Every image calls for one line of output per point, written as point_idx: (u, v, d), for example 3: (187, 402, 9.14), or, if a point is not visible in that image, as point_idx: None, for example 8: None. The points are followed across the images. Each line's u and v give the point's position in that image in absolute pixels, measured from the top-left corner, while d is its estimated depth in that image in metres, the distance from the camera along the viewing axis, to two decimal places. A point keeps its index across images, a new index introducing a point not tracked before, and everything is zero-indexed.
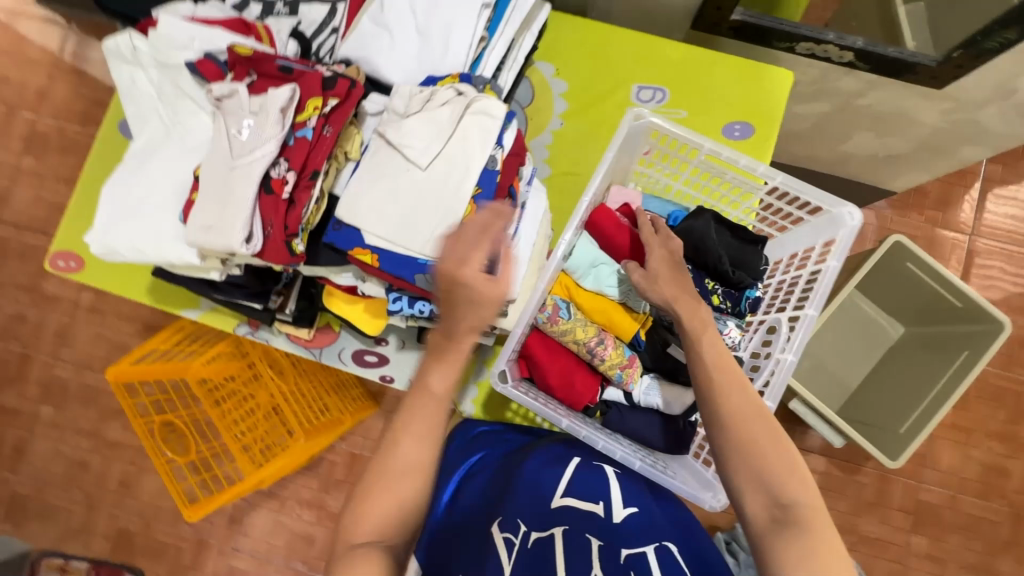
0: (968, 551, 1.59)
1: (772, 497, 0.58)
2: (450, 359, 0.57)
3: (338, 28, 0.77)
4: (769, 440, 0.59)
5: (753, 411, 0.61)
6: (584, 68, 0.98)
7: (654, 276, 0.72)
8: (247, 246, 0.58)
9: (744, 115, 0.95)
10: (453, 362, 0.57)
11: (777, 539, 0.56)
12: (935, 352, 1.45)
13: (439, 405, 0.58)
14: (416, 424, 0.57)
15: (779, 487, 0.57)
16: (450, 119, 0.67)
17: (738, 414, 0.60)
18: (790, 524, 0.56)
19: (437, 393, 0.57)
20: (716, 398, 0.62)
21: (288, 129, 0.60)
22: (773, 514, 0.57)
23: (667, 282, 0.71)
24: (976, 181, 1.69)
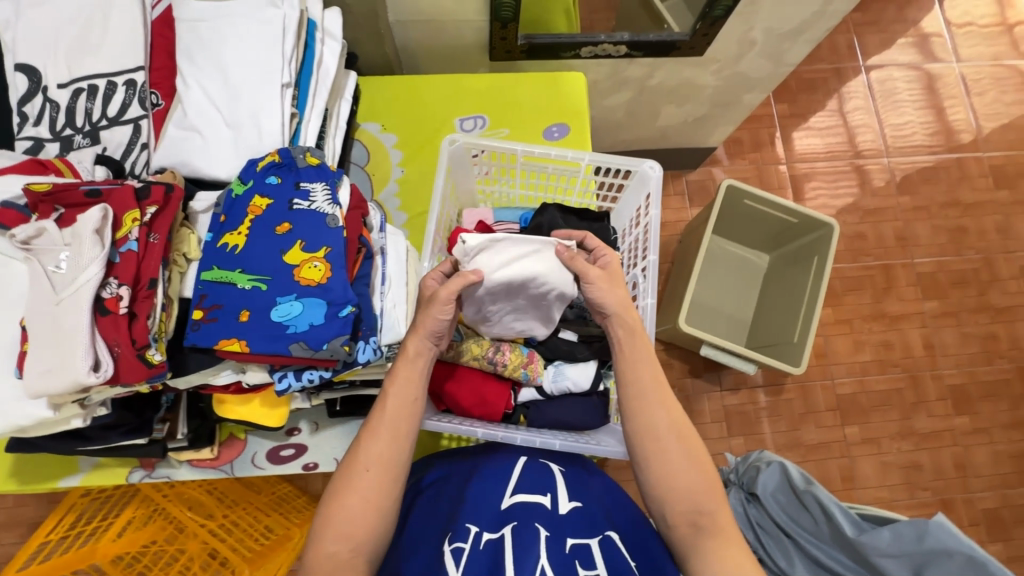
0: (891, 422, 1.79)
1: (691, 506, 0.64)
2: (408, 361, 0.69)
3: (149, 143, 0.79)
4: (688, 452, 0.66)
5: (674, 422, 0.67)
6: (406, 117, 1.06)
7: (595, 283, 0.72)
8: (96, 374, 0.55)
9: (557, 118, 1.07)
10: (412, 364, 0.69)
11: (699, 542, 0.62)
12: (797, 266, 1.66)
13: (404, 404, 0.67)
14: (378, 422, 0.65)
15: (695, 498, 0.63)
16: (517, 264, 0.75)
17: (659, 428, 0.66)
18: (708, 529, 0.63)
19: (399, 392, 0.67)
20: (643, 410, 0.67)
21: (111, 247, 0.59)
22: (692, 521, 0.63)
23: (617, 285, 0.73)
24: (773, 122, 2.00)
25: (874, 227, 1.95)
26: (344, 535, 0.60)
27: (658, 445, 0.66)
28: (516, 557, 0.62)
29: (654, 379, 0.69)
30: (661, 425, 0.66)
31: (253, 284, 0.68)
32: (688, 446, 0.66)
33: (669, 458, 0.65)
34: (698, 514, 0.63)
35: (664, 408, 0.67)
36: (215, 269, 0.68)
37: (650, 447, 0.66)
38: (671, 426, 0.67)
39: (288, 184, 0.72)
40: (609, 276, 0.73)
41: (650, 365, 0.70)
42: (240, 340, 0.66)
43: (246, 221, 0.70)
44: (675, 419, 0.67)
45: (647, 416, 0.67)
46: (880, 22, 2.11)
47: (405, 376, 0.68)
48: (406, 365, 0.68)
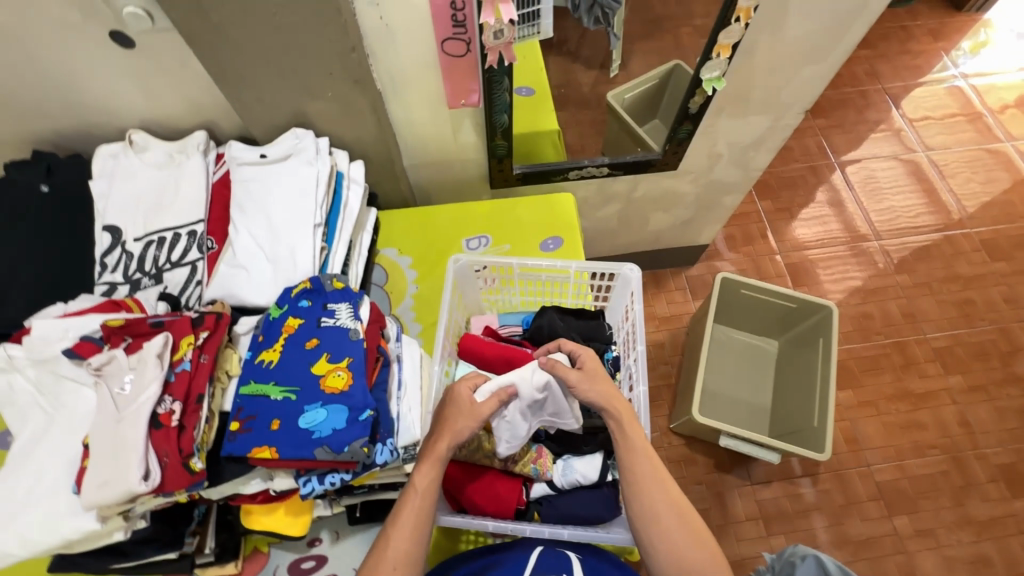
0: (944, 510, 1.67)
1: None
2: (428, 459, 0.73)
3: (203, 280, 0.95)
4: (689, 532, 0.68)
5: (672, 502, 0.70)
6: (419, 240, 1.21)
7: (589, 375, 0.78)
8: (146, 482, 0.62)
9: (552, 232, 1.22)
10: (432, 462, 0.73)
11: None
12: (805, 349, 1.68)
13: (424, 503, 0.71)
14: (401, 520, 0.70)
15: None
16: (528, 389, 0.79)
17: (657, 509, 0.69)
18: None
19: (420, 492, 0.71)
20: (641, 494, 0.71)
21: (168, 368, 0.69)
22: None
23: (598, 383, 0.78)
24: (760, 217, 2.16)
25: (879, 306, 1.99)
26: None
27: (659, 527, 0.69)
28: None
29: (650, 461, 0.73)
30: (660, 506, 0.69)
31: (285, 395, 0.77)
32: (688, 525, 0.69)
33: (671, 538, 0.68)
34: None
35: (661, 491, 0.70)
36: (251, 383, 0.78)
37: (652, 529, 0.69)
38: (671, 506, 0.70)
39: (317, 305, 0.84)
40: (588, 375, 0.79)
41: (643, 448, 0.74)
42: (271, 448, 0.73)
43: (281, 339, 0.81)
44: (674, 500, 0.70)
45: (645, 499, 0.70)
46: (844, 126, 2.34)
47: (426, 474, 0.72)
48: (427, 463, 0.73)
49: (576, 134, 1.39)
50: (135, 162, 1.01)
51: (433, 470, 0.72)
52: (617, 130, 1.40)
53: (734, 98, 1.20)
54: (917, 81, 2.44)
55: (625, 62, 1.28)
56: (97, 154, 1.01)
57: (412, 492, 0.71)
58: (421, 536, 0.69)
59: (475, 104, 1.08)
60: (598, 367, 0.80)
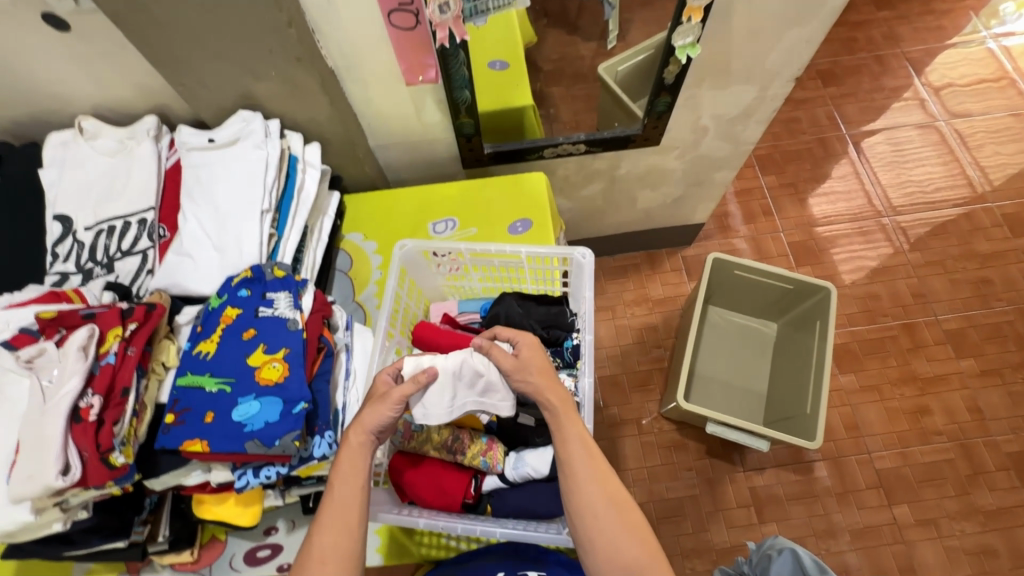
0: (947, 499, 1.60)
1: None
2: (349, 448, 0.70)
3: (153, 269, 0.93)
4: (627, 527, 0.65)
5: (609, 495, 0.66)
6: (384, 225, 1.18)
7: (522, 364, 0.75)
8: (63, 477, 0.62)
9: (522, 214, 1.16)
10: (353, 451, 0.70)
11: None
12: (802, 331, 1.61)
13: (349, 494, 0.68)
14: (326, 514, 0.66)
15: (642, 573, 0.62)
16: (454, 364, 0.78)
17: (594, 504, 0.66)
18: None
19: (342, 482, 0.68)
20: (576, 488, 0.67)
21: (92, 361, 0.68)
22: None
23: (533, 374, 0.75)
24: (763, 193, 2.05)
25: (888, 286, 1.89)
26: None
27: (593, 522, 0.65)
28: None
29: (586, 453, 0.69)
30: (596, 501, 0.66)
31: (220, 387, 0.75)
32: (625, 519, 0.65)
33: (608, 533, 0.64)
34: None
35: (597, 484, 0.67)
36: (188, 375, 0.77)
37: (587, 525, 0.65)
38: (609, 500, 0.66)
39: (255, 295, 0.81)
40: (522, 364, 0.76)
41: (580, 439, 0.70)
42: (202, 441, 0.71)
43: (218, 330, 0.79)
44: (611, 493, 0.67)
45: (579, 494, 0.66)
46: (857, 94, 2.20)
47: (346, 461, 0.70)
48: (347, 452, 0.70)
49: (571, 113, 1.36)
50: (87, 149, 0.99)
51: (354, 456, 0.70)
52: (611, 103, 1.33)
53: (714, 65, 1.12)
54: (941, 43, 2.27)
55: (623, 33, 1.16)
56: (49, 142, 1.00)
57: (335, 484, 0.69)
58: (349, 529, 0.66)
59: (434, 79, 1.03)
60: (536, 355, 0.77)
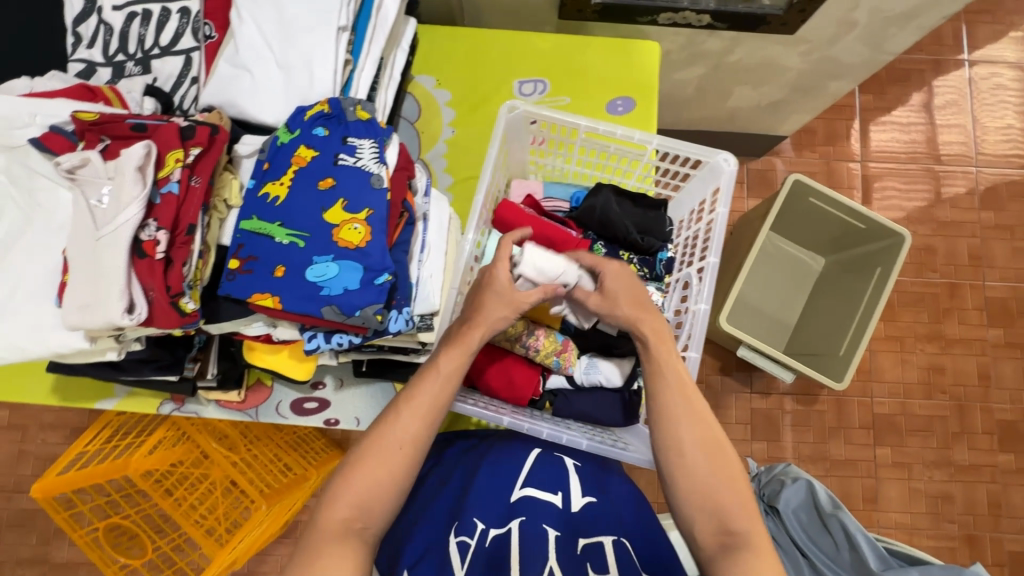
0: (927, 449, 1.68)
1: (721, 523, 0.59)
2: (457, 344, 0.66)
3: (199, 78, 0.76)
4: (723, 472, 0.61)
5: (707, 439, 0.63)
6: (463, 73, 0.99)
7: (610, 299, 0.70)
8: (130, 317, 0.55)
9: (623, 90, 0.99)
10: (460, 348, 0.66)
11: (726, 559, 0.57)
12: (856, 274, 1.53)
13: (442, 388, 0.65)
14: (416, 399, 0.64)
15: (727, 513, 0.59)
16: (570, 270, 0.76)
17: (686, 441, 0.63)
18: (737, 547, 0.58)
19: (444, 375, 0.65)
20: (667, 422, 0.64)
21: (152, 187, 0.57)
22: (721, 539, 0.59)
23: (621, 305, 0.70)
24: (854, 114, 1.79)
25: (947, 242, 1.76)
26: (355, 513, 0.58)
27: (685, 464, 0.62)
28: (522, 559, 0.65)
29: (684, 393, 0.65)
30: (688, 439, 0.63)
31: (291, 240, 0.66)
32: (719, 465, 0.62)
33: (703, 476, 0.61)
34: (726, 532, 0.59)
35: (694, 426, 0.64)
36: (253, 219, 0.67)
37: (676, 463, 0.62)
38: (701, 441, 0.63)
39: (333, 137, 0.68)
40: (608, 299, 0.71)
41: (676, 374, 0.66)
42: (274, 296, 0.65)
43: (289, 172, 0.68)
44: (708, 435, 0.63)
45: (674, 430, 0.63)
46: (997, 10, 1.83)
47: (452, 360, 0.65)
48: (456, 349, 0.66)
49: None
50: None
51: (460, 358, 0.65)
52: None
53: None
54: None
55: None
56: None
57: (433, 372, 0.65)
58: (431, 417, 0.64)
59: None
60: (622, 285, 0.71)
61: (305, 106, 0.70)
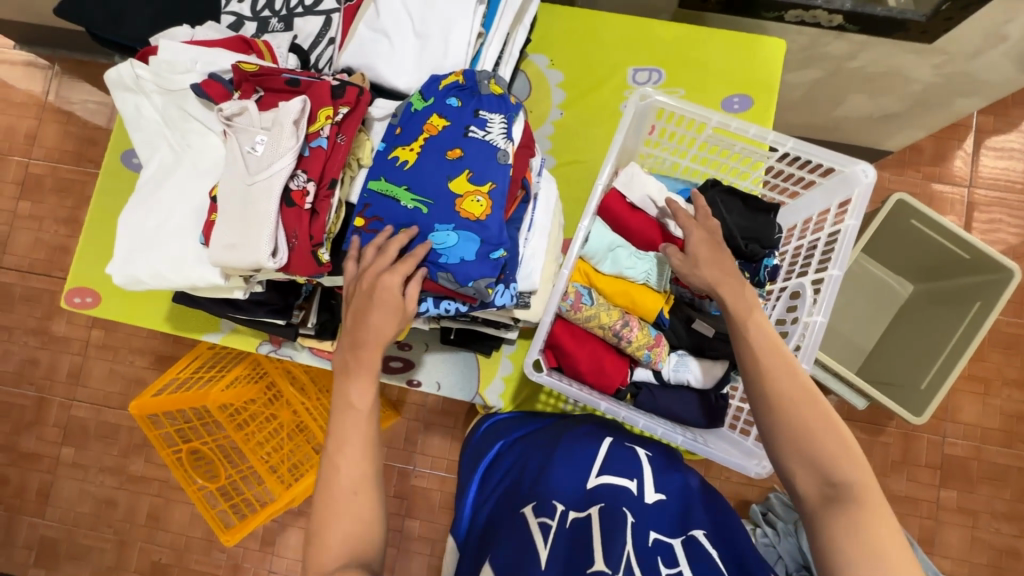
0: (997, 499, 1.56)
1: (823, 476, 0.56)
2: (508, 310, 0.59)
3: (335, 39, 0.80)
4: (826, 431, 0.57)
5: (807, 395, 0.59)
6: (578, 55, 0.98)
7: (694, 259, 0.68)
8: (274, 260, 0.59)
9: (741, 88, 0.96)
10: None
11: (829, 514, 0.54)
12: (947, 306, 1.40)
13: None
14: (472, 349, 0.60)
15: (831, 467, 0.55)
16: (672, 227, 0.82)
17: (784, 398, 0.58)
18: (842, 501, 0.54)
19: None
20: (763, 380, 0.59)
21: (303, 140, 0.60)
22: (824, 491, 0.55)
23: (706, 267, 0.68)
24: (969, 134, 1.57)
25: None
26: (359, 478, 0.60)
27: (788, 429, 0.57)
28: (604, 543, 0.58)
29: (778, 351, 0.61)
30: (780, 395, 0.59)
31: (417, 205, 0.68)
32: (820, 420, 0.57)
33: (807, 429, 0.57)
34: (832, 488, 0.55)
35: (791, 381, 0.59)
36: (381, 181, 0.69)
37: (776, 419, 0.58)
38: (794, 396, 0.58)
39: (466, 109, 0.70)
40: (695, 265, 0.68)
41: (764, 339, 0.62)
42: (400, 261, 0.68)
43: (420, 139, 0.70)
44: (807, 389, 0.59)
45: (770, 391, 0.59)
46: None
47: None
48: None
49: None
50: None
51: None
52: None
53: None
54: None
55: None
56: None
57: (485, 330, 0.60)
58: None
59: None
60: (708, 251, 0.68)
61: (440, 75, 0.72)
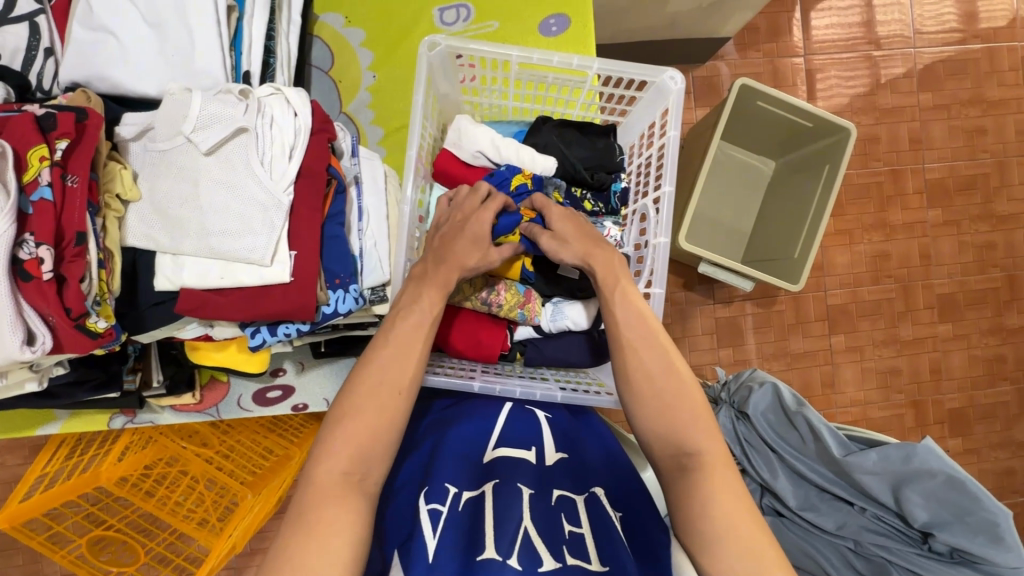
0: (877, 330, 1.53)
1: (677, 448, 0.56)
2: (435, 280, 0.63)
3: (55, 49, 0.65)
4: (685, 397, 0.58)
5: (662, 357, 0.60)
6: (372, 6, 0.87)
7: (561, 237, 0.67)
8: (31, 349, 0.49)
9: (556, 8, 0.88)
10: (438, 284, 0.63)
11: (691, 492, 0.53)
12: (805, 175, 1.42)
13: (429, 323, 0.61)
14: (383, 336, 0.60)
15: (684, 440, 0.56)
16: (514, 160, 0.75)
17: (648, 374, 0.59)
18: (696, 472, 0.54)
19: (407, 334, 0.60)
20: (629, 356, 0.60)
21: (18, 195, 0.48)
22: (679, 461, 0.56)
23: (572, 243, 0.67)
24: (795, 4, 1.50)
25: (891, 129, 1.53)
26: (398, 383, 0.57)
27: (666, 408, 0.57)
28: (496, 523, 0.54)
29: (641, 322, 0.61)
30: (650, 370, 0.59)
31: (218, 232, 0.59)
32: (680, 387, 0.58)
33: (672, 404, 0.58)
34: (687, 458, 0.55)
35: (655, 353, 0.60)
36: (164, 213, 0.59)
37: (642, 392, 0.59)
38: (662, 368, 0.59)
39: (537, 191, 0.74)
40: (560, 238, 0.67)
41: (629, 305, 0.62)
42: (214, 308, 0.60)
43: (239, 143, 0.60)
44: (665, 356, 0.60)
45: (636, 359, 0.60)
46: None
47: (405, 326, 0.60)
48: (412, 315, 0.61)
49: None
50: None
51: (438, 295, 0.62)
52: None
53: None
54: None
55: None
56: None
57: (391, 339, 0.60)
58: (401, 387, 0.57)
59: None
60: (572, 225, 0.68)
61: (507, 174, 0.73)
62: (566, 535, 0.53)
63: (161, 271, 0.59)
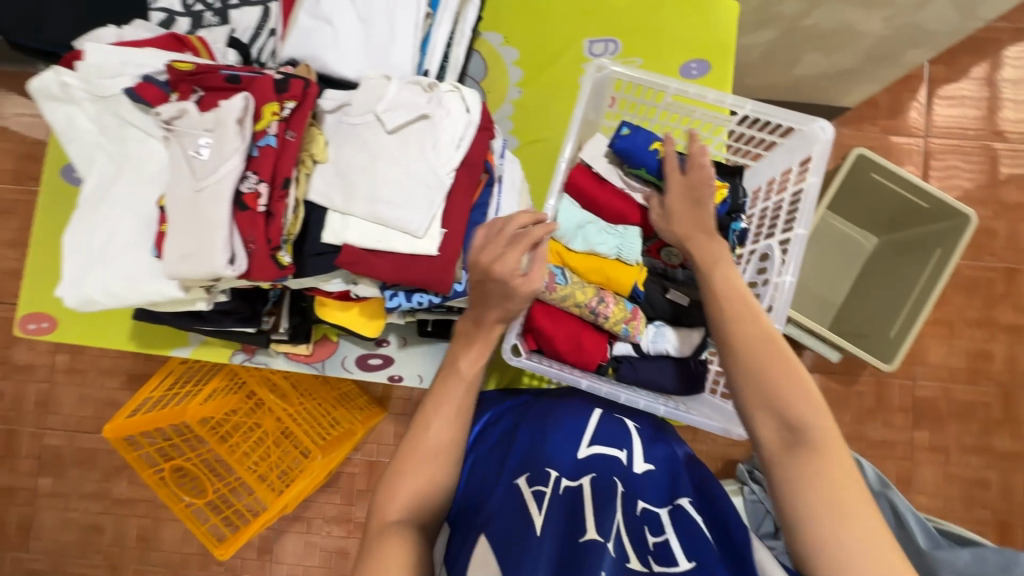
0: (967, 435, 1.42)
1: (783, 421, 0.54)
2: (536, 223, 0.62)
3: (276, 30, 0.77)
4: (786, 370, 0.56)
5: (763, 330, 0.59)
6: (530, 31, 0.96)
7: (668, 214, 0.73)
8: (233, 267, 0.57)
9: (697, 54, 0.93)
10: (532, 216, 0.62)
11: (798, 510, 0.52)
12: (909, 256, 1.36)
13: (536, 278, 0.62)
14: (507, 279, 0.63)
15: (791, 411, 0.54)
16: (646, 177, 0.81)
17: (747, 340, 0.58)
18: (803, 448, 0.53)
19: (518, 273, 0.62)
20: (728, 324, 0.59)
21: (250, 140, 0.58)
22: (785, 437, 0.54)
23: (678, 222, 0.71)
24: (921, 85, 1.48)
25: (1010, 225, 1.45)
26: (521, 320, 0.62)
27: (767, 387, 0.55)
28: (596, 511, 0.56)
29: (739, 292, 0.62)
30: (749, 337, 0.58)
31: (387, 198, 0.66)
32: (782, 362, 0.56)
33: (776, 381, 0.55)
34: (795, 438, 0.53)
35: (756, 326, 0.59)
36: (344, 176, 0.67)
37: (744, 356, 0.57)
38: (760, 336, 0.58)
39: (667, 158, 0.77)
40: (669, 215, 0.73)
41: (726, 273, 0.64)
42: (367, 265, 0.67)
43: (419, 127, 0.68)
44: (768, 330, 0.59)
45: (737, 327, 0.59)
46: None
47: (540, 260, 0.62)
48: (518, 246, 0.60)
49: None
50: None
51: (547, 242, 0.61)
52: None
53: None
54: None
55: None
56: None
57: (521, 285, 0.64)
58: None
59: None
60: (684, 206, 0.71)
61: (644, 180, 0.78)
62: (651, 545, 0.54)
63: (330, 226, 0.67)
